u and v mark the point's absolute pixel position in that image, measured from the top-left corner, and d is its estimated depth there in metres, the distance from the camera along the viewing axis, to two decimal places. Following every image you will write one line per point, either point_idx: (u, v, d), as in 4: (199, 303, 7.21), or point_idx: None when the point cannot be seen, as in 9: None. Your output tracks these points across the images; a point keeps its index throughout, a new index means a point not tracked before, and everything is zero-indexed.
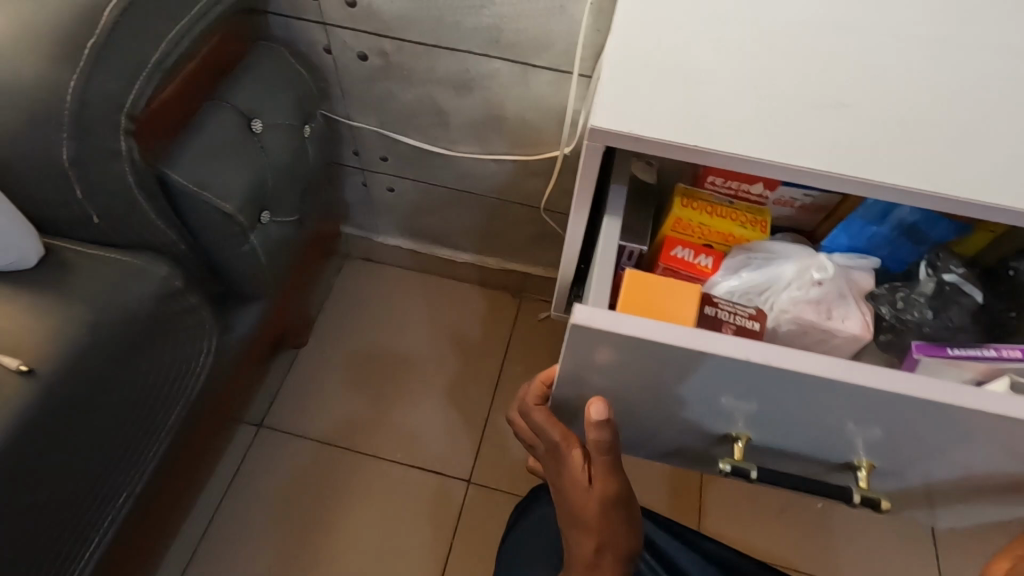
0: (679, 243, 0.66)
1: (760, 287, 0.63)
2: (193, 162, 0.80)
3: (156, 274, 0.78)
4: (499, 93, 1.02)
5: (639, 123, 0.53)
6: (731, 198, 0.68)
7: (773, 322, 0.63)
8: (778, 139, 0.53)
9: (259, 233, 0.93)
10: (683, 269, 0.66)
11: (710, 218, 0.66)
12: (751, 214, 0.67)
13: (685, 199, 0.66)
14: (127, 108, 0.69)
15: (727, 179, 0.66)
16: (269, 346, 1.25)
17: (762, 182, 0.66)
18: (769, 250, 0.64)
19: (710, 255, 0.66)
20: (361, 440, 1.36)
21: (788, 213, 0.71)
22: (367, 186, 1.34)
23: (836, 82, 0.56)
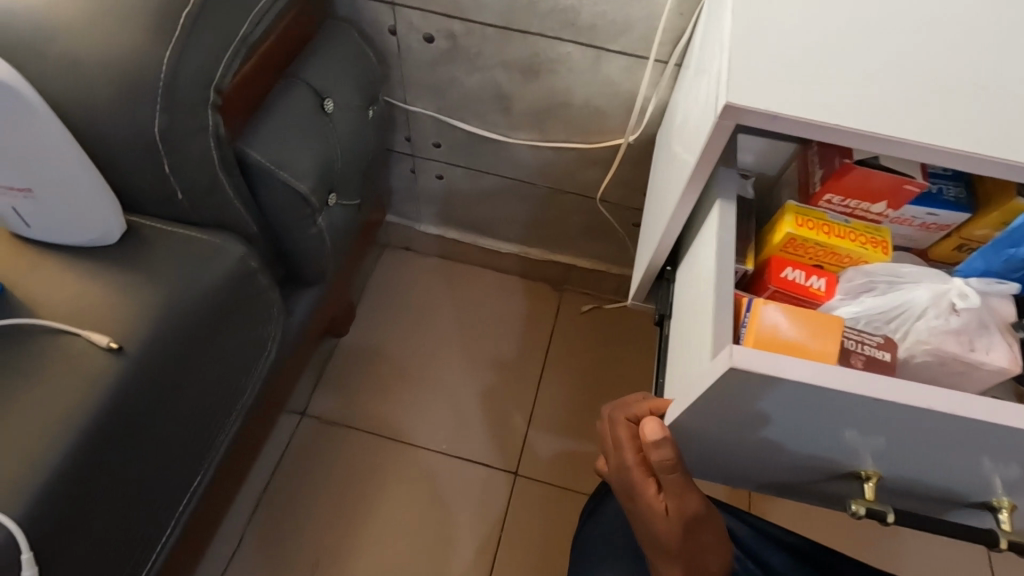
0: (789, 264, 0.62)
1: (884, 313, 0.58)
2: (272, 141, 0.79)
3: (233, 253, 0.76)
4: (567, 78, 1.01)
5: (777, 101, 0.51)
6: (847, 216, 0.63)
7: (906, 353, 0.56)
8: (922, 118, 0.51)
9: (326, 216, 0.90)
10: (793, 293, 0.61)
11: (828, 239, 0.61)
12: (871, 236, 0.62)
13: (799, 219, 0.61)
14: (216, 83, 0.67)
15: (847, 197, 0.61)
16: (318, 332, 1.23)
17: (886, 200, 0.60)
18: (893, 272, 0.59)
19: (822, 276, 0.61)
20: (406, 429, 1.33)
21: (909, 234, 0.64)
22: (415, 173, 1.32)
23: (973, 64, 0.54)
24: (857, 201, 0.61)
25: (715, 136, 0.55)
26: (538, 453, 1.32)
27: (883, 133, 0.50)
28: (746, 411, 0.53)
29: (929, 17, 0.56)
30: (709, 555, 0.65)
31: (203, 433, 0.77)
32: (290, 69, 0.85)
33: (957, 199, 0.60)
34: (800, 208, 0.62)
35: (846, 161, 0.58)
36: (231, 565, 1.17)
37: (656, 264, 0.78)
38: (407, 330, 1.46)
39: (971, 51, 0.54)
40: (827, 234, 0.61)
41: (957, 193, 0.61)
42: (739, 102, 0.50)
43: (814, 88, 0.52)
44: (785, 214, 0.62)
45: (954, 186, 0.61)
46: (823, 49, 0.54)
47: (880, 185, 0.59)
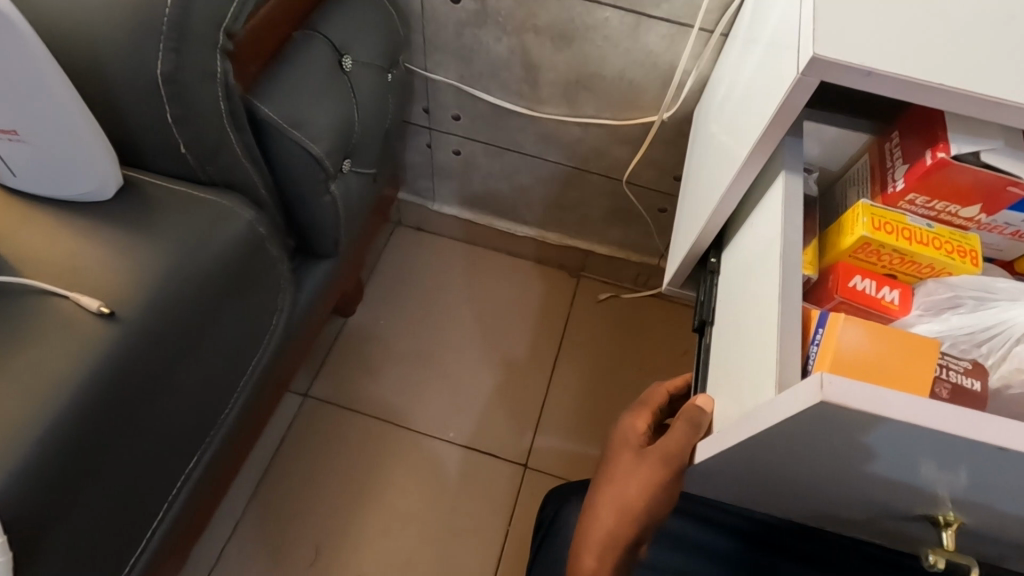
0: (857, 271, 0.55)
1: (972, 334, 0.53)
2: (287, 96, 0.72)
3: (241, 218, 0.69)
4: (602, 47, 0.94)
5: (873, 55, 0.45)
6: (930, 221, 0.57)
7: (1000, 382, 0.51)
8: None
9: (340, 184, 0.84)
10: (864, 304, 0.54)
11: (907, 245, 0.54)
12: (958, 244, 0.55)
13: (877, 220, 0.55)
14: (226, 24, 0.61)
15: (933, 199, 0.55)
16: (325, 310, 1.17)
17: (981, 203, 0.54)
18: (984, 287, 0.54)
19: (895, 287, 0.55)
20: (413, 417, 1.27)
21: (998, 244, 0.58)
22: (431, 148, 1.26)
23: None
24: (946, 202, 0.55)
25: (793, 97, 0.48)
26: (551, 443, 1.27)
27: (995, 95, 0.43)
28: (831, 446, 0.45)
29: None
30: (631, 481, 0.64)
31: (203, 409, 0.71)
32: (307, 20, 0.79)
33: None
34: (874, 209, 0.56)
35: (941, 155, 0.51)
36: (226, 550, 1.11)
37: (699, 248, 0.72)
38: (416, 312, 1.40)
39: None
40: (907, 239, 0.54)
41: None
42: (828, 54, 0.44)
43: (916, 43, 0.45)
44: (860, 215, 0.55)
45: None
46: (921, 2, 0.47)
47: (976, 184, 0.52)
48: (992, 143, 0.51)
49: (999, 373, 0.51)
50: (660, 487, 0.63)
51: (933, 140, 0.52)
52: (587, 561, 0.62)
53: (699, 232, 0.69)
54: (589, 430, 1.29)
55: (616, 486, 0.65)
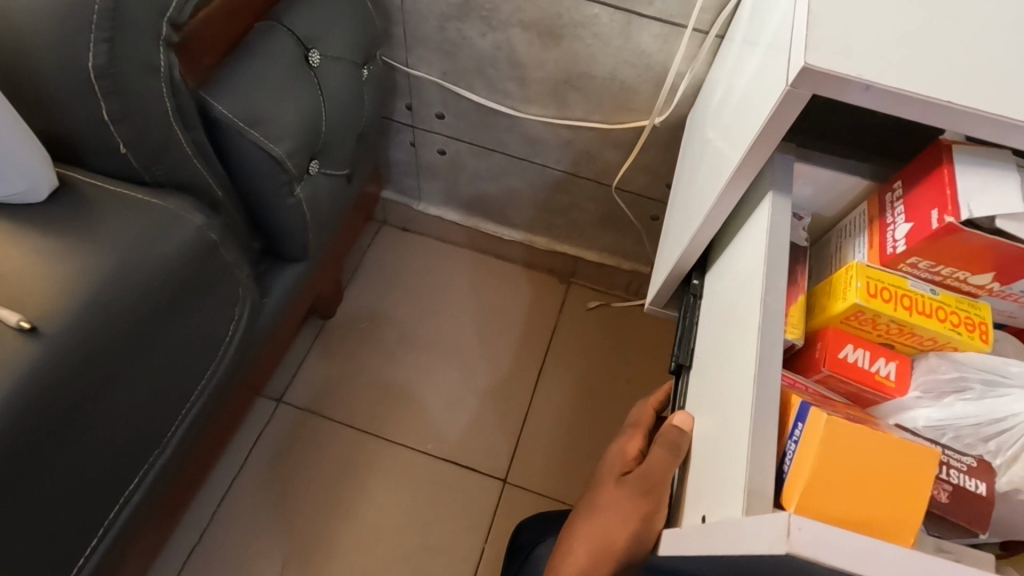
0: (848, 340, 0.45)
1: (980, 427, 0.43)
2: (242, 90, 0.67)
3: (189, 221, 0.64)
4: (591, 46, 0.88)
5: (874, 65, 0.39)
6: (933, 286, 0.45)
7: (1009, 486, 0.42)
8: None
9: (307, 186, 0.80)
10: (854, 380, 0.45)
11: (906, 316, 0.44)
12: (966, 314, 0.44)
13: (873, 286, 0.44)
14: (171, 14, 0.57)
15: (939, 263, 0.43)
16: (299, 313, 1.12)
17: (994, 271, 0.42)
18: (996, 369, 0.43)
19: (892, 359, 0.45)
20: (390, 425, 1.23)
21: (1011, 310, 0.46)
22: (415, 146, 1.21)
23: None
24: (954, 268, 0.43)
25: (784, 111, 0.43)
26: (533, 455, 1.23)
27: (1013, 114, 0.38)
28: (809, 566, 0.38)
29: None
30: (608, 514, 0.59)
31: (147, 425, 0.66)
32: (271, 11, 0.74)
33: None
34: (869, 271, 0.45)
35: (948, 221, 0.40)
36: (190, 561, 1.07)
37: (682, 268, 0.66)
38: (398, 315, 1.35)
39: None
40: (908, 309, 0.44)
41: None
42: (822, 64, 0.39)
43: (924, 52, 0.40)
44: (853, 278, 0.45)
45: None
46: (935, 6, 0.42)
47: (991, 251, 0.41)
48: (1016, 205, 0.39)
49: (1008, 477, 0.42)
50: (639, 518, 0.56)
51: (939, 196, 0.41)
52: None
53: (683, 250, 0.64)
54: (573, 443, 1.24)
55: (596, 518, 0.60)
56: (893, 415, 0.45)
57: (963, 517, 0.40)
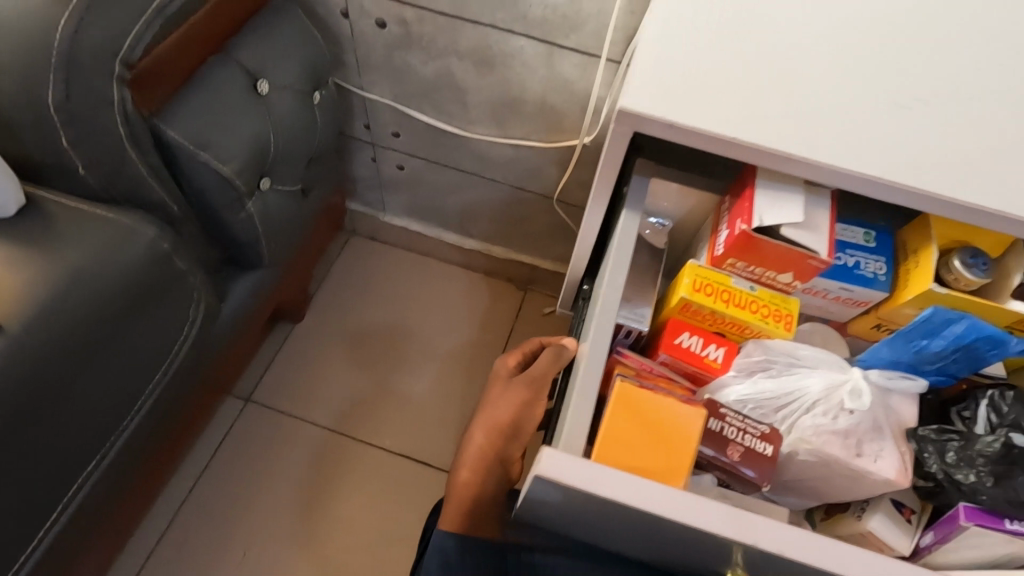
0: (685, 328, 0.54)
1: (773, 400, 0.50)
2: (195, 119, 0.76)
3: (144, 233, 0.73)
4: (520, 74, 0.96)
5: (838, 67, 0.49)
6: (753, 283, 0.53)
7: (789, 449, 0.49)
8: (833, 139, 0.46)
9: (258, 201, 0.88)
10: (686, 363, 0.53)
11: (725, 308, 0.52)
12: (776, 307, 0.52)
13: (698, 282, 0.52)
14: (123, 54, 0.65)
15: (751, 263, 0.51)
16: (261, 318, 1.20)
17: (792, 271, 0.50)
18: (791, 353, 0.50)
19: (722, 344, 0.53)
20: (351, 423, 1.31)
21: (823, 305, 0.55)
22: (376, 162, 1.29)
23: (917, 76, 0.49)
24: (762, 267, 0.51)
25: (615, 144, 0.50)
26: None
27: (877, 139, 0.46)
28: (618, 519, 0.47)
29: (878, 22, 0.51)
30: (501, 401, 0.62)
31: (104, 415, 0.74)
32: (229, 43, 0.81)
33: (874, 276, 0.51)
34: (700, 268, 0.53)
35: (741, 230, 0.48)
36: (157, 549, 1.15)
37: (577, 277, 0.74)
38: (363, 320, 1.43)
39: (907, 62, 0.49)
40: (726, 302, 0.52)
41: (876, 270, 0.51)
42: (632, 107, 0.46)
43: (760, 87, 0.47)
44: (683, 276, 0.53)
45: (873, 261, 0.51)
46: (914, 17, 0.51)
47: (784, 256, 0.49)
48: (796, 217, 0.47)
49: (788, 441, 0.48)
50: (529, 402, 0.62)
51: (741, 207, 0.49)
52: (464, 473, 0.59)
53: (574, 262, 0.69)
54: None
55: (492, 405, 0.62)
56: (715, 391, 0.53)
57: (749, 474, 0.48)
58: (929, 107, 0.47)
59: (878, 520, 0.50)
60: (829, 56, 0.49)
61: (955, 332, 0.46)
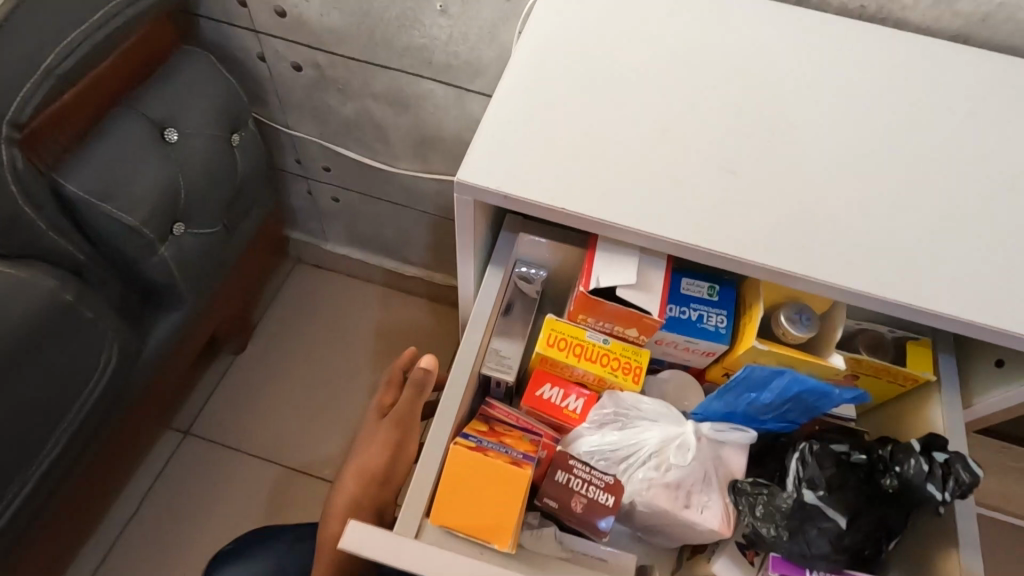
0: (547, 380, 0.56)
1: (619, 452, 0.53)
2: (94, 170, 0.77)
3: (42, 286, 0.74)
4: (434, 114, 0.98)
5: (740, 114, 0.56)
6: (607, 335, 0.56)
7: (629, 500, 0.52)
8: (658, 208, 0.50)
9: (171, 245, 0.89)
10: (547, 414, 0.56)
11: (577, 362, 0.54)
12: (627, 359, 0.55)
13: (552, 336, 0.55)
14: (10, 115, 0.67)
15: (599, 319, 0.54)
16: (194, 352, 1.21)
17: (635, 326, 0.53)
18: (635, 405, 0.53)
19: (581, 395, 0.56)
20: (290, 453, 1.32)
21: (678, 356, 0.57)
22: (312, 194, 1.31)
23: (734, 152, 0.54)
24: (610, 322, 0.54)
25: (462, 210, 0.53)
26: None
27: (699, 207, 0.51)
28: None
29: (704, 99, 0.57)
30: (371, 447, 0.65)
31: None
32: (127, 97, 0.84)
33: (715, 328, 0.54)
34: (555, 322, 0.56)
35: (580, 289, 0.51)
36: None
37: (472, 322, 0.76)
38: (305, 348, 1.44)
39: (729, 130, 0.55)
40: (577, 356, 0.54)
41: (717, 322, 0.54)
42: (471, 179, 0.50)
43: (669, 130, 0.55)
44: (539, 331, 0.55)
45: (715, 314, 0.54)
46: (800, 80, 0.59)
47: (623, 314, 0.52)
48: (628, 279, 0.50)
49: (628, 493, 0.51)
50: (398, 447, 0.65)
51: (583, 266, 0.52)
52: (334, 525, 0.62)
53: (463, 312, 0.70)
54: None
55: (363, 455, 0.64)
56: (570, 441, 0.55)
57: (588, 525, 0.50)
58: (749, 171, 0.53)
59: (722, 563, 0.53)
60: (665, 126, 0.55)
61: (775, 387, 0.49)
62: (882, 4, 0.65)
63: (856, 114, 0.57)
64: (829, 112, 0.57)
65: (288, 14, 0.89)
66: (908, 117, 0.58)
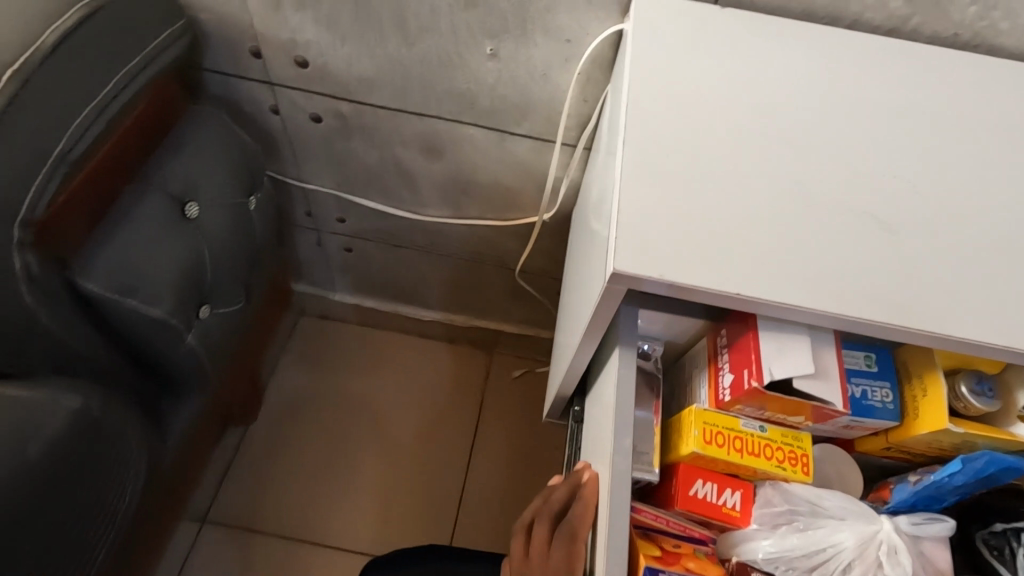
0: (699, 476, 0.51)
1: (809, 558, 0.50)
2: (115, 258, 0.67)
3: (65, 405, 0.64)
4: (472, 159, 0.91)
5: (868, 150, 0.56)
6: (762, 422, 0.51)
7: None
8: (821, 278, 0.49)
9: (198, 330, 0.78)
10: (702, 513, 0.51)
11: (742, 460, 0.50)
12: (789, 449, 0.51)
13: (708, 433, 0.50)
14: (23, 214, 0.58)
15: (763, 406, 0.50)
16: (210, 435, 1.09)
17: (804, 414, 0.50)
18: (812, 501, 0.50)
19: (737, 487, 0.52)
20: (320, 527, 1.21)
21: (830, 430, 0.53)
22: (321, 246, 1.21)
23: (885, 202, 0.53)
24: (776, 411, 0.50)
25: (606, 300, 0.51)
26: (471, 536, 1.23)
27: (863, 279, 0.49)
28: None
29: (825, 145, 0.56)
30: None
31: None
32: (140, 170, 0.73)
33: (883, 405, 0.50)
34: (704, 413, 0.51)
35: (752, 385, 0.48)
36: None
37: (562, 396, 0.70)
38: (322, 408, 1.34)
39: (864, 181, 0.54)
40: (739, 452, 0.50)
41: (883, 398, 0.50)
42: (628, 269, 0.47)
43: (806, 159, 0.55)
44: (692, 426, 0.50)
45: (880, 390, 0.50)
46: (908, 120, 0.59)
47: (797, 403, 0.49)
48: (807, 368, 0.48)
49: None
50: None
51: (746, 358, 0.49)
52: None
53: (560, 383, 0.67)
54: (515, 505, 1.26)
55: None
56: (741, 541, 0.52)
57: None
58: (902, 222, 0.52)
59: None
60: (797, 171, 0.54)
61: (971, 469, 0.47)
62: (978, 30, 0.63)
63: (964, 162, 0.57)
64: (954, 162, 0.56)
65: (310, 64, 0.81)
66: (1018, 160, 0.57)
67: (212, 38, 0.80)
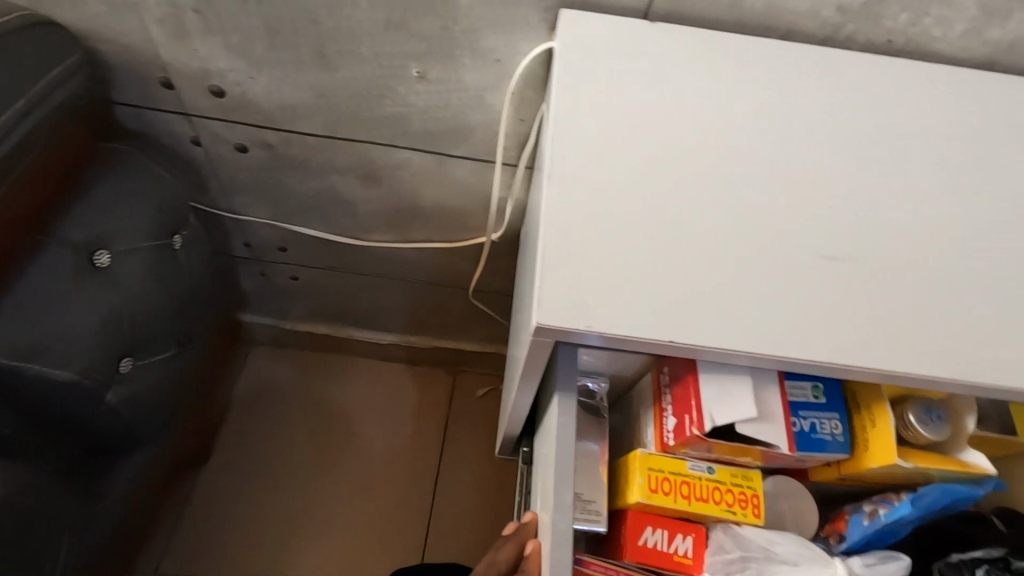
0: (649, 523, 0.51)
1: None
2: (12, 327, 0.62)
3: None
4: (411, 183, 0.87)
5: (808, 176, 0.54)
6: (710, 463, 0.51)
7: None
8: (757, 316, 0.48)
9: (118, 387, 0.72)
10: (655, 561, 0.51)
11: (690, 505, 0.49)
12: (739, 491, 0.50)
13: (653, 481, 0.49)
14: None
15: (711, 450, 0.49)
16: (158, 487, 1.04)
17: (752, 454, 0.50)
18: (766, 546, 0.50)
19: (688, 532, 0.51)
20: (281, 567, 1.16)
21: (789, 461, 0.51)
22: (265, 276, 1.15)
23: (828, 232, 0.52)
24: (724, 454, 0.50)
25: (539, 349, 0.49)
26: (443, 555, 1.20)
27: (798, 314, 0.48)
28: None
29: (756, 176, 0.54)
30: None
31: None
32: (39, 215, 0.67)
33: (833, 437, 0.49)
34: (650, 457, 0.50)
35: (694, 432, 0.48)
36: None
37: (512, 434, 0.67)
38: (279, 443, 1.28)
39: (801, 212, 0.52)
40: (686, 497, 0.50)
41: (833, 430, 0.50)
42: (552, 321, 0.46)
43: (738, 187, 0.53)
44: (637, 474, 0.49)
45: (829, 422, 0.50)
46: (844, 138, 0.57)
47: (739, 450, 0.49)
48: (749, 413, 0.47)
49: None
50: None
51: (687, 402, 0.48)
52: None
53: (507, 421, 0.64)
54: (486, 523, 1.23)
55: None
56: None
57: None
58: (842, 253, 0.51)
59: None
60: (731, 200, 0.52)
61: (926, 503, 0.48)
62: (911, 37, 0.62)
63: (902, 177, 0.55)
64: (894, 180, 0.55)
65: (228, 93, 0.75)
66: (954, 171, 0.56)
67: (118, 71, 0.74)
